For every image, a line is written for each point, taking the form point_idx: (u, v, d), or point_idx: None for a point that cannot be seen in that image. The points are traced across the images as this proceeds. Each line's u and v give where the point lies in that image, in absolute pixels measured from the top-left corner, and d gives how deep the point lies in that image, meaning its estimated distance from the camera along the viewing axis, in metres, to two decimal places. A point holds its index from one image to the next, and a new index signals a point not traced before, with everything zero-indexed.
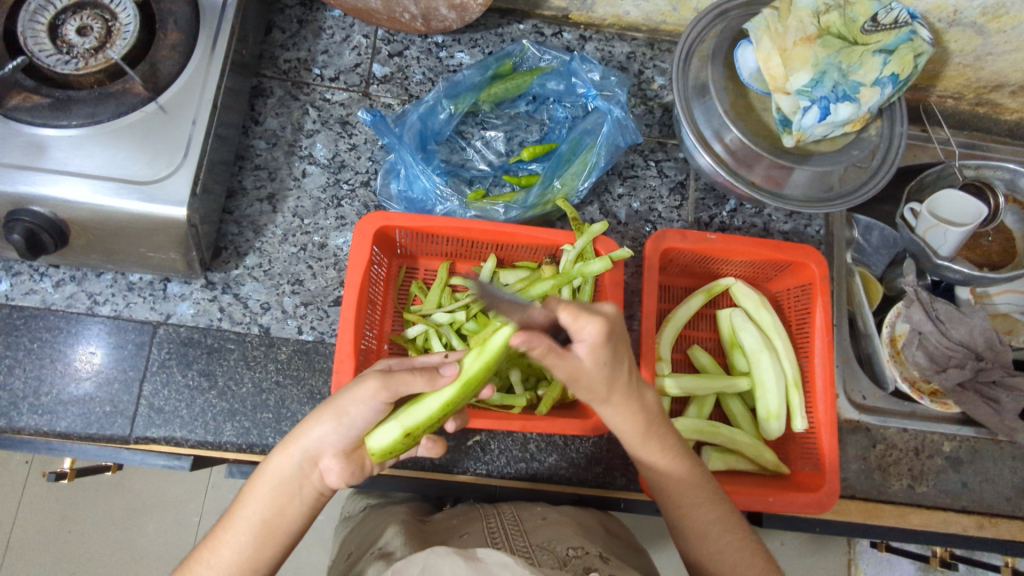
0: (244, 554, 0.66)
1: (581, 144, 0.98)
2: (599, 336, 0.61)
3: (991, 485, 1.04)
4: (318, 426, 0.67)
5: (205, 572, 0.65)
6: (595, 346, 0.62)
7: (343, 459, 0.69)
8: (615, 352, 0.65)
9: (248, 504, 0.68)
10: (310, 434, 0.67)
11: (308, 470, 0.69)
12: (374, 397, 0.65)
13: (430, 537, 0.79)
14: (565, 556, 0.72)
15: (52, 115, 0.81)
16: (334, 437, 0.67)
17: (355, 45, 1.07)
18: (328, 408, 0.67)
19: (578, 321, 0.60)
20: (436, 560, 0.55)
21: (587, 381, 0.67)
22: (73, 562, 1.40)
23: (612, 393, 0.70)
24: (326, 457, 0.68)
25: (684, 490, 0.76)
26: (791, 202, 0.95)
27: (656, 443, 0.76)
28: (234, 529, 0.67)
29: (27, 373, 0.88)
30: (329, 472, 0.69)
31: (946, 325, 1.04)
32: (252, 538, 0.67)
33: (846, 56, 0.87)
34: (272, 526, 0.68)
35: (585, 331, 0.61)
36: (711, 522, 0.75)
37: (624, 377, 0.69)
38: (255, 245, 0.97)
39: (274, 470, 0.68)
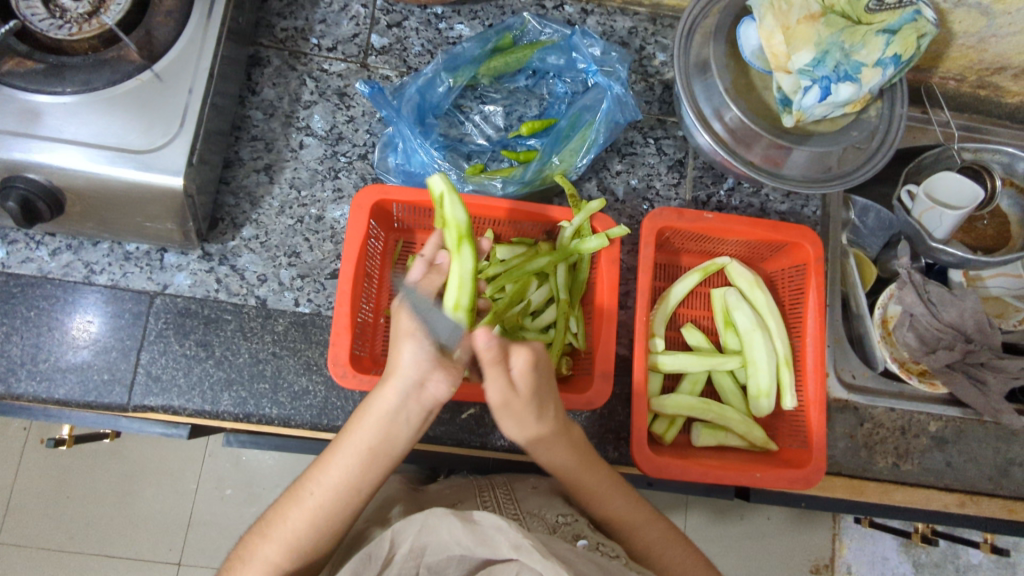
0: (352, 475, 0.67)
1: (580, 119, 0.97)
2: (528, 364, 0.66)
3: (974, 465, 1.06)
4: (404, 350, 0.65)
5: (314, 490, 0.68)
6: (525, 373, 0.67)
7: (443, 371, 0.65)
8: (540, 391, 0.69)
9: (358, 431, 0.68)
10: (401, 360, 0.65)
11: (415, 395, 0.66)
12: (421, 306, 0.66)
13: (426, 504, 0.82)
14: (555, 523, 0.74)
15: (46, 81, 0.80)
16: (425, 352, 0.64)
17: (354, 15, 1.06)
18: (402, 332, 0.66)
19: (510, 344, 0.67)
20: (435, 521, 0.56)
21: (514, 410, 0.68)
22: (73, 525, 1.42)
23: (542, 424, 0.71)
24: (428, 376, 0.65)
25: (623, 512, 0.79)
26: (790, 182, 0.94)
27: (595, 476, 0.78)
28: (344, 453, 0.68)
29: (24, 341, 0.88)
30: (436, 389, 0.65)
31: (938, 307, 1.06)
32: (363, 461, 0.68)
33: (849, 35, 0.86)
34: (379, 450, 0.68)
35: (517, 356, 0.67)
36: (654, 540, 0.79)
37: (547, 412, 0.71)
38: (252, 217, 0.97)
39: (378, 399, 0.67)
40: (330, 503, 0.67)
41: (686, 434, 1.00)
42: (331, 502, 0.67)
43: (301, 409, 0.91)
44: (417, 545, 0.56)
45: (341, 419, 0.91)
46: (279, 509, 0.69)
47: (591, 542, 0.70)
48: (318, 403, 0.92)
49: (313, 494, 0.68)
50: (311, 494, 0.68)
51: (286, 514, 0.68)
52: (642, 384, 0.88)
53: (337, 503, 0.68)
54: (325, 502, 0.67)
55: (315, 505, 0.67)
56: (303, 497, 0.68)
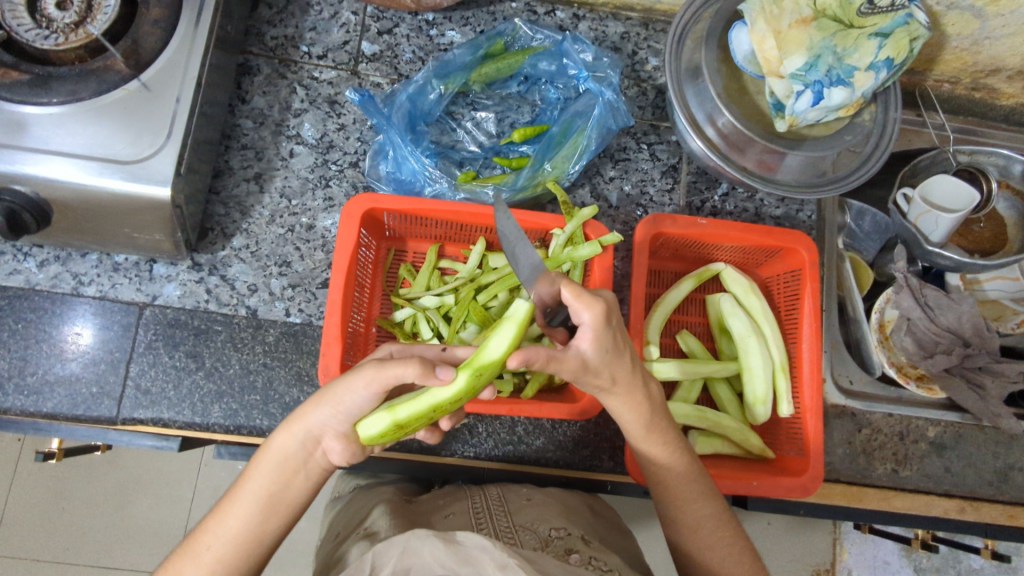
0: (252, 525, 0.65)
1: (572, 126, 0.97)
2: (599, 319, 0.60)
3: (973, 470, 1.05)
4: (317, 410, 0.65)
5: (213, 542, 0.65)
6: (596, 329, 0.61)
7: (343, 440, 0.67)
8: (615, 340, 0.63)
9: (252, 480, 0.67)
10: (312, 418, 0.65)
11: (310, 449, 0.67)
12: (366, 386, 0.61)
13: (415, 517, 0.80)
14: (547, 536, 0.72)
15: (31, 92, 0.79)
16: (333, 420, 0.65)
17: (344, 22, 1.05)
18: (324, 396, 0.64)
19: (580, 299, 0.59)
20: (416, 542, 0.55)
21: (593, 374, 0.64)
22: (66, 538, 1.41)
23: (617, 383, 0.67)
24: (327, 437, 0.67)
25: (677, 485, 0.75)
26: (782, 187, 0.94)
27: (659, 437, 0.74)
28: (242, 503, 0.66)
29: (11, 354, 0.87)
30: (332, 450, 0.68)
31: (935, 311, 1.04)
32: (260, 511, 0.66)
33: (841, 40, 0.85)
34: (277, 498, 0.67)
35: (582, 315, 0.60)
36: (704, 517, 0.74)
37: (627, 366, 0.66)
38: (242, 226, 0.96)
39: (277, 448, 0.67)
40: (230, 555, 0.65)
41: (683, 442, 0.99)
42: (230, 553, 0.65)
43: None
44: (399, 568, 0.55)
45: None
46: (175, 563, 0.65)
47: (583, 557, 0.68)
48: None
49: (210, 548, 0.64)
50: (208, 547, 0.64)
51: (181, 568, 0.64)
52: None
53: (237, 553, 0.65)
54: (225, 556, 0.64)
55: (214, 559, 0.64)
56: (199, 552, 0.64)
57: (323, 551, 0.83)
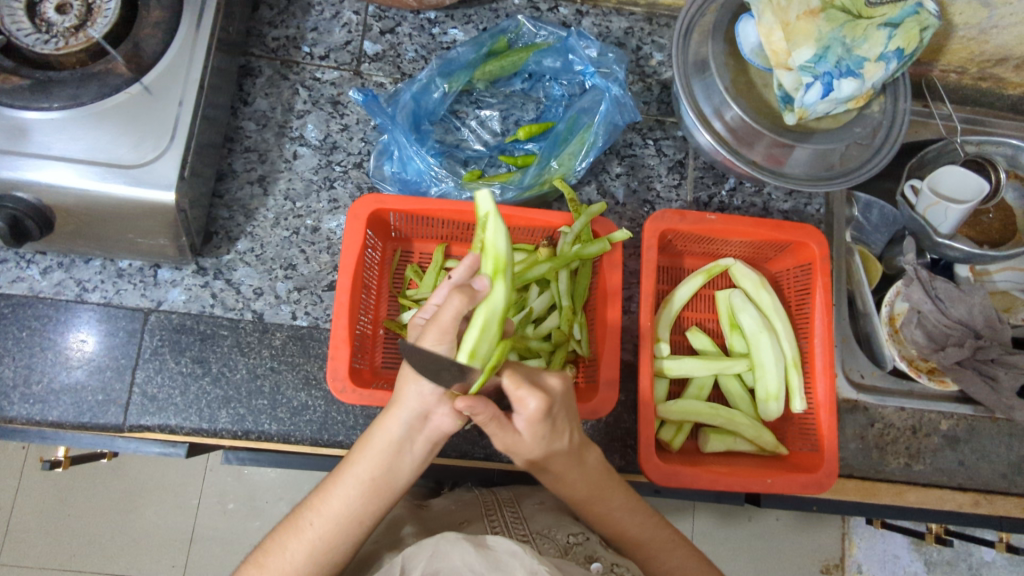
0: (354, 506, 0.67)
1: (578, 123, 0.96)
2: (538, 411, 0.64)
3: (987, 463, 1.04)
4: (411, 383, 0.66)
5: (314, 521, 0.66)
6: (533, 421, 0.65)
7: (450, 405, 0.68)
8: (554, 428, 0.67)
9: (357, 462, 0.67)
10: (409, 391, 0.66)
11: (418, 427, 0.68)
12: (439, 342, 0.64)
13: (432, 525, 0.79)
14: (566, 544, 0.72)
15: (33, 98, 0.78)
16: (430, 387, 0.66)
17: (345, 22, 1.04)
18: (411, 367, 0.66)
19: (519, 391, 0.64)
20: (446, 546, 0.55)
21: (525, 452, 0.69)
22: (72, 545, 1.40)
23: (552, 464, 0.71)
24: (433, 408, 0.67)
25: (639, 544, 0.76)
26: (792, 181, 0.93)
27: (603, 504, 0.75)
28: (343, 484, 0.67)
29: (16, 362, 0.86)
30: (441, 420, 0.68)
31: (946, 304, 1.03)
32: (360, 494, 0.67)
33: (850, 30, 0.84)
34: (381, 481, 0.68)
35: (525, 404, 0.64)
36: (670, 572, 0.75)
37: (563, 450, 0.70)
38: (247, 229, 0.95)
39: (381, 430, 0.67)
40: (330, 533, 0.66)
41: (694, 439, 0.98)
42: (331, 531, 0.66)
43: (301, 424, 0.89)
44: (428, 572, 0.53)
45: (343, 433, 0.89)
46: (279, 537, 0.67)
47: (605, 564, 0.68)
48: (318, 417, 0.90)
49: (313, 524, 0.66)
50: (310, 524, 0.66)
51: (285, 544, 0.66)
52: (647, 390, 0.86)
53: (336, 532, 0.66)
54: (326, 534, 0.66)
55: (315, 536, 0.66)
56: (302, 528, 0.66)
57: None
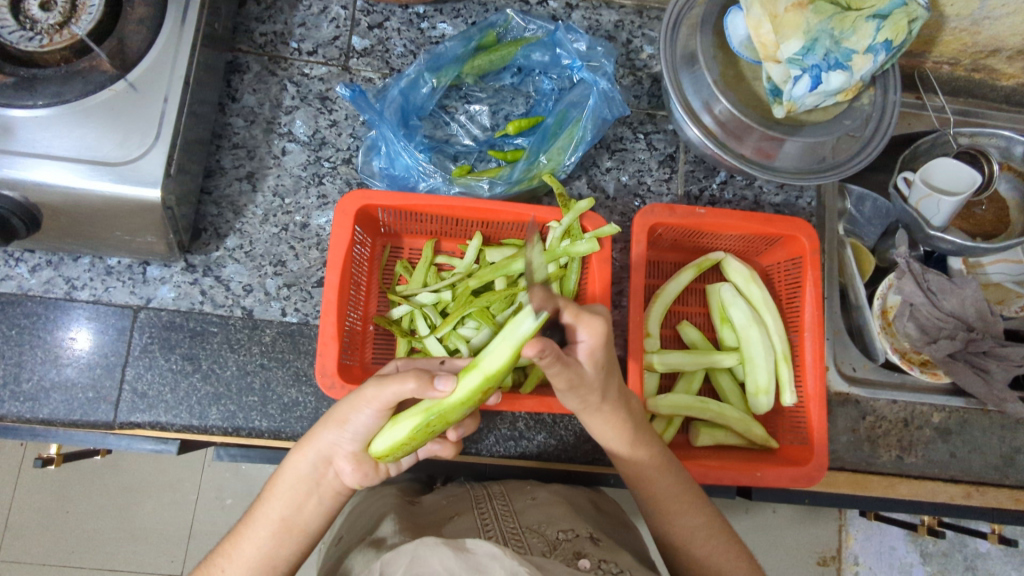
0: (264, 549, 0.68)
1: (567, 117, 0.95)
2: (599, 338, 0.64)
3: (978, 455, 1.04)
4: (326, 433, 0.68)
5: (227, 568, 0.67)
6: (594, 347, 0.64)
7: (355, 463, 0.70)
8: (609, 358, 0.68)
9: (270, 502, 0.69)
10: (320, 439, 0.68)
11: (322, 470, 0.70)
12: (368, 404, 0.64)
13: (420, 520, 0.80)
14: (555, 539, 0.71)
15: (16, 95, 0.77)
16: (342, 440, 0.68)
17: (333, 17, 1.04)
18: (330, 417, 0.67)
19: (580, 321, 0.63)
20: (425, 551, 0.55)
21: (585, 390, 0.68)
22: (70, 541, 1.41)
23: (604, 402, 0.72)
24: (337, 459, 0.69)
25: (666, 500, 0.78)
26: (781, 174, 0.93)
27: (645, 448, 0.78)
28: (255, 526, 0.69)
29: (6, 361, 0.87)
30: (344, 472, 0.71)
31: (938, 296, 1.03)
32: (272, 536, 0.68)
33: (839, 22, 0.84)
34: (291, 523, 0.70)
35: (582, 333, 0.63)
36: (696, 527, 0.77)
37: (613, 387, 0.72)
38: (236, 226, 0.95)
39: (291, 469, 0.69)
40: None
41: (685, 433, 0.98)
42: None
43: (292, 421, 0.90)
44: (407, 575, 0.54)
45: None
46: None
47: (592, 561, 0.67)
48: (309, 414, 0.90)
49: (224, 570, 0.67)
50: (230, 568, 0.67)
51: None
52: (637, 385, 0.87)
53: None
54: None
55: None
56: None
57: (328, 555, 0.83)
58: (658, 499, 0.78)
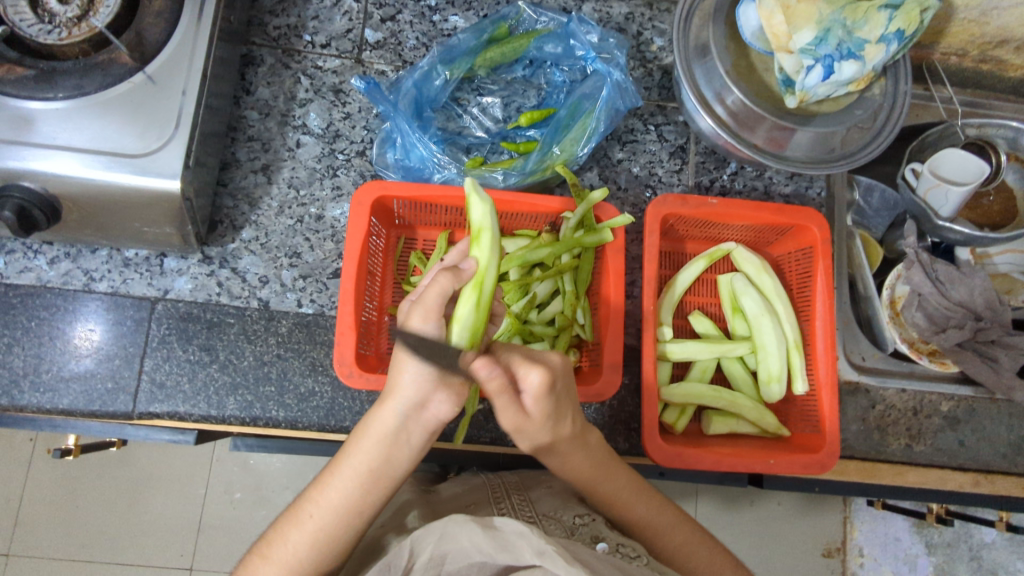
0: (353, 496, 0.67)
1: (579, 109, 0.96)
2: (542, 383, 0.63)
3: (987, 444, 1.05)
4: (402, 372, 0.64)
5: (316, 513, 0.67)
6: (538, 396, 0.63)
7: (446, 390, 0.65)
8: (557, 405, 0.66)
9: (353, 454, 0.67)
10: (400, 381, 0.64)
11: (415, 417, 0.65)
12: (423, 324, 0.64)
13: (440, 508, 0.81)
14: (572, 524, 0.73)
15: (37, 88, 0.78)
16: (425, 368, 0.63)
17: (346, 10, 1.04)
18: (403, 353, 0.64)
19: (523, 368, 0.63)
20: (455, 528, 0.56)
21: (531, 434, 0.67)
22: (83, 534, 1.42)
23: (558, 442, 0.70)
24: (428, 397, 0.64)
25: (644, 520, 0.77)
26: (793, 164, 0.94)
27: (611, 477, 0.76)
28: (342, 476, 0.67)
29: (26, 351, 0.87)
30: (439, 407, 0.64)
31: (946, 286, 1.05)
32: (358, 487, 0.67)
33: (851, 12, 0.85)
34: (379, 472, 0.67)
35: (530, 377, 0.63)
36: (678, 545, 0.76)
37: (568, 430, 0.70)
38: (251, 218, 0.96)
39: (376, 421, 0.66)
40: (330, 526, 0.66)
41: (698, 422, 0.99)
42: (331, 525, 0.66)
43: (308, 411, 0.90)
44: (438, 553, 0.56)
45: (349, 419, 0.90)
46: (280, 528, 0.68)
47: (610, 544, 0.69)
48: (325, 403, 0.91)
49: (313, 516, 0.67)
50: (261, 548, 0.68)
51: (286, 535, 0.67)
52: (650, 374, 0.87)
53: (339, 523, 0.67)
54: (325, 525, 0.66)
55: (316, 528, 0.66)
56: (302, 520, 0.67)
57: None
58: (629, 514, 0.77)
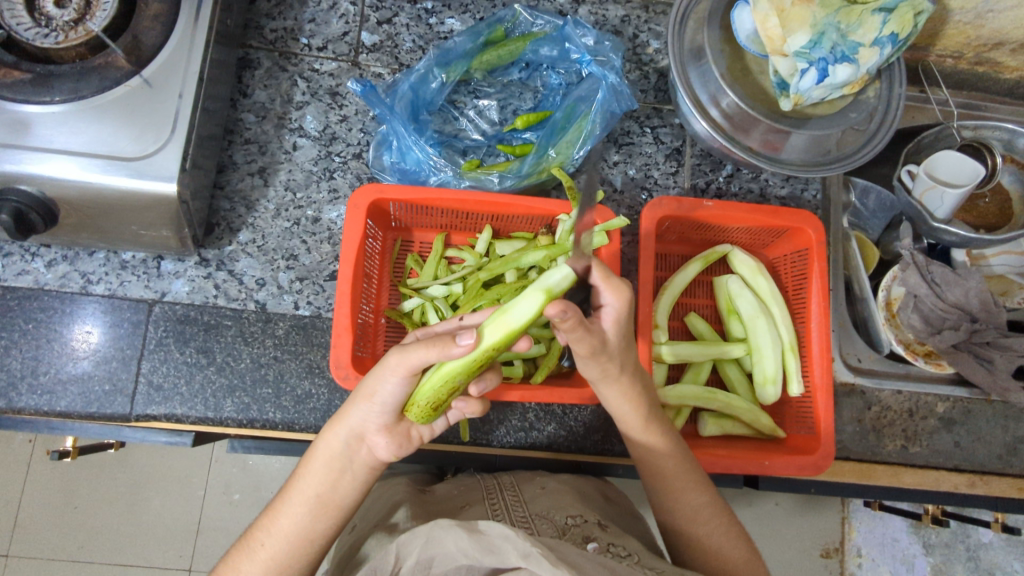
0: (304, 523, 0.69)
1: (575, 111, 0.97)
2: (624, 301, 0.68)
3: (983, 445, 1.05)
4: (355, 409, 0.69)
5: (268, 540, 0.69)
6: (619, 313, 0.68)
7: (388, 434, 0.71)
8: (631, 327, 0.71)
9: (303, 480, 0.70)
10: (350, 416, 0.69)
11: (356, 447, 0.71)
12: (394, 373, 0.64)
13: (433, 509, 0.81)
14: (564, 525, 0.73)
15: (34, 91, 0.78)
16: (376, 411, 0.68)
17: (343, 13, 1.05)
18: (358, 393, 0.68)
19: (608, 284, 0.66)
20: (440, 533, 0.57)
21: (605, 356, 0.69)
22: (81, 536, 1.42)
23: (624, 373, 0.73)
24: (370, 433, 0.71)
25: (673, 477, 0.80)
26: (788, 166, 0.94)
27: (656, 426, 0.79)
28: (293, 501, 0.70)
29: (24, 354, 0.88)
30: (377, 446, 0.72)
31: (941, 288, 1.05)
32: (309, 513, 0.70)
33: (845, 16, 0.85)
34: (326, 499, 0.70)
35: (610, 295, 0.67)
36: (701, 506, 0.79)
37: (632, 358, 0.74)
38: (248, 221, 0.96)
39: (324, 446, 0.70)
40: (282, 554, 0.68)
41: (693, 424, 0.99)
42: (283, 552, 0.68)
43: (305, 412, 0.91)
44: (425, 557, 0.57)
45: None
46: (234, 559, 0.69)
47: (601, 545, 0.69)
48: (322, 405, 0.91)
49: (265, 545, 0.68)
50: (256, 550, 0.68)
51: (238, 565, 0.68)
52: None
53: (291, 552, 0.69)
54: (278, 553, 0.68)
55: (269, 555, 0.68)
56: (255, 549, 0.68)
57: (342, 544, 0.84)
58: (662, 468, 0.80)
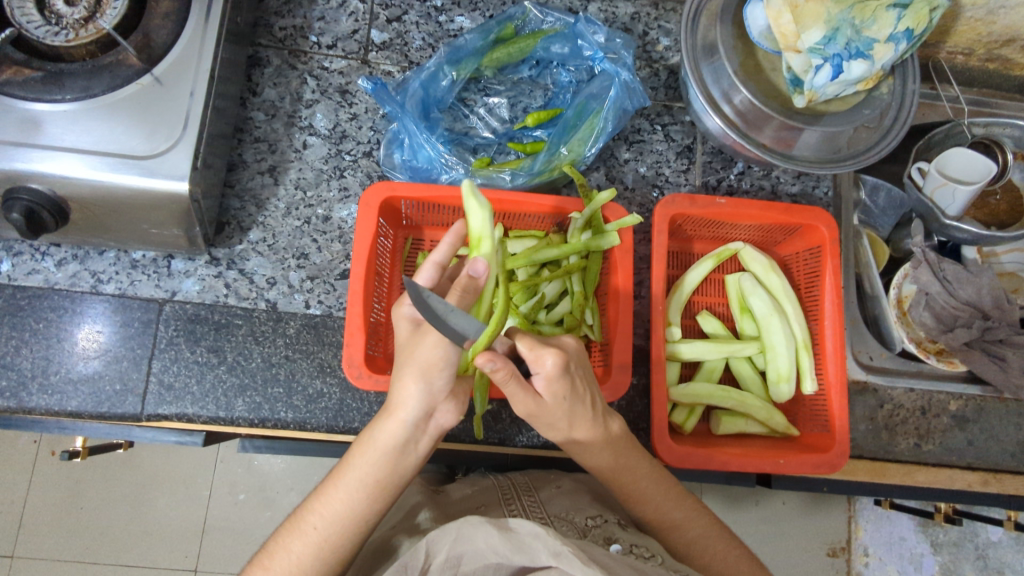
0: (359, 507, 0.68)
1: (586, 109, 0.96)
2: (557, 367, 0.65)
3: (996, 443, 1.04)
4: (418, 385, 0.67)
5: (320, 523, 0.67)
6: (551, 380, 0.66)
7: (450, 401, 0.70)
8: (574, 387, 0.68)
9: (359, 466, 0.68)
10: (412, 395, 0.67)
11: (421, 427, 0.69)
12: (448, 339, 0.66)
13: (451, 510, 0.81)
14: (584, 526, 0.73)
15: (45, 89, 0.78)
16: (435, 385, 0.67)
17: (352, 10, 1.04)
18: (417, 366, 0.67)
19: (535, 351, 0.66)
20: (470, 530, 0.56)
21: (546, 416, 0.69)
22: (87, 537, 1.41)
23: (574, 428, 0.72)
24: (435, 407, 0.69)
25: (660, 514, 0.78)
26: (801, 164, 0.94)
27: (628, 472, 0.77)
28: (346, 486, 0.68)
29: (34, 353, 0.87)
30: (442, 418, 0.70)
31: (954, 284, 1.06)
32: (365, 496, 0.68)
33: (859, 12, 0.85)
34: (385, 483, 0.68)
35: (543, 362, 0.65)
36: (693, 540, 0.77)
37: (585, 414, 0.71)
38: (258, 219, 0.96)
39: (384, 434, 0.68)
40: (340, 532, 0.67)
41: (705, 422, 0.99)
42: (340, 531, 0.67)
43: (317, 412, 0.90)
44: (454, 555, 0.57)
45: (358, 420, 0.90)
46: (282, 538, 0.68)
47: (624, 545, 0.69)
48: (334, 405, 0.91)
49: (317, 528, 0.67)
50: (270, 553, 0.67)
51: (290, 546, 0.67)
52: (661, 374, 0.87)
53: (344, 533, 0.67)
54: (331, 535, 0.67)
55: (321, 538, 0.67)
56: (306, 532, 0.67)
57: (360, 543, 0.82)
58: (645, 506, 0.78)
